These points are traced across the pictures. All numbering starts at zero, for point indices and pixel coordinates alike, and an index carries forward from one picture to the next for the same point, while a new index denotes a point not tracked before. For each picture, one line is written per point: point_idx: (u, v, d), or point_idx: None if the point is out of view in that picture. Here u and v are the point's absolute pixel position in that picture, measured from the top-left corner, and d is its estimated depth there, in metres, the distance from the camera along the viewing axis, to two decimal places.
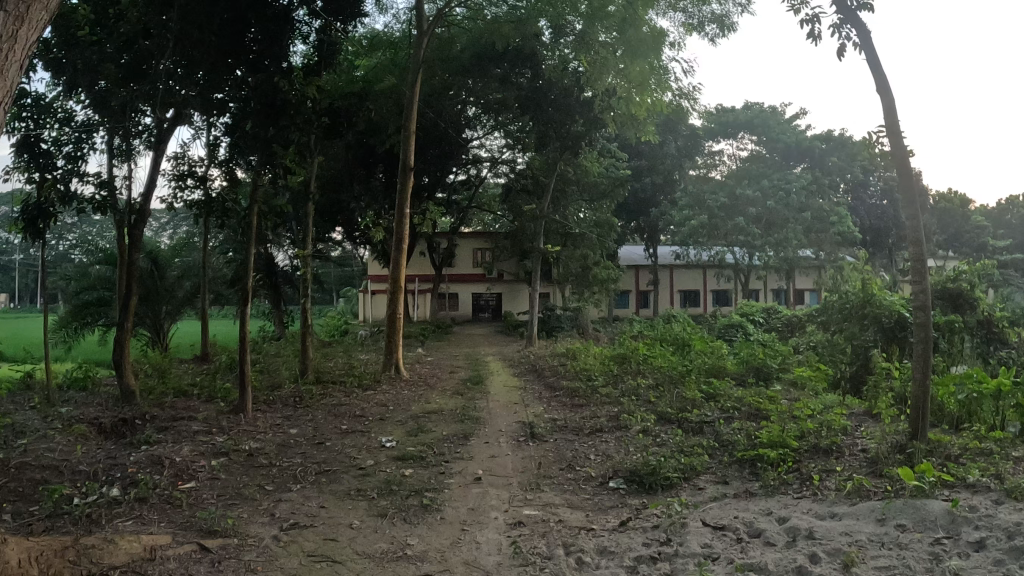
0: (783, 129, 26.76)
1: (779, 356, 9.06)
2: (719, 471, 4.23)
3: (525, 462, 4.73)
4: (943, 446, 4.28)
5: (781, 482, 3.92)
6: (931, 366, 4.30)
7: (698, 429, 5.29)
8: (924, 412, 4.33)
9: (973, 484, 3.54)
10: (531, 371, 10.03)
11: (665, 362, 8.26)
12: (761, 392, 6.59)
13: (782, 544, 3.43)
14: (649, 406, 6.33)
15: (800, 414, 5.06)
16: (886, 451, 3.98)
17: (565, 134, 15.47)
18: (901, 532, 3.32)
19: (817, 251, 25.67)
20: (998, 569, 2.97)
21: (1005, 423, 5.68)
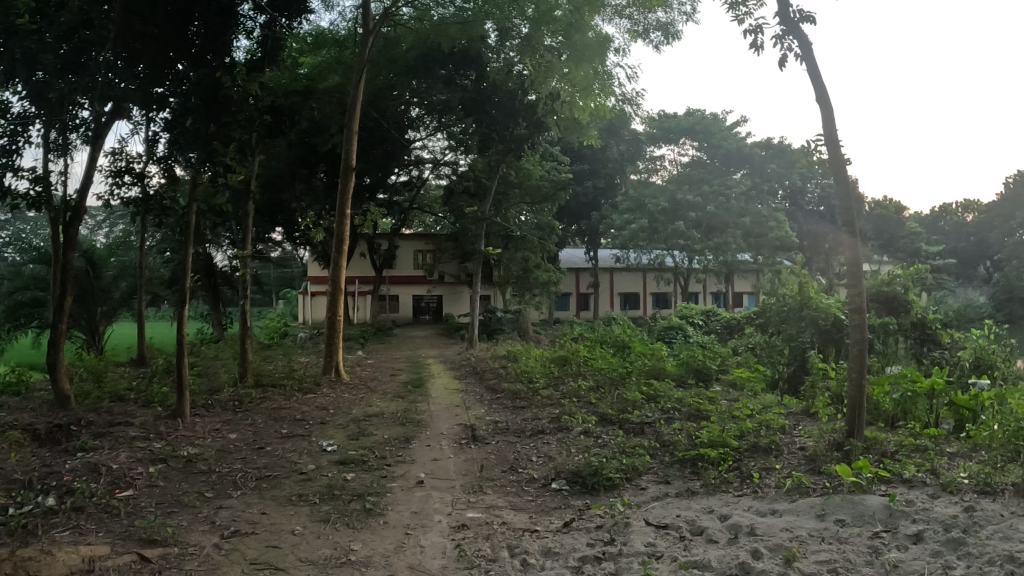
0: (723, 135, 27.18)
1: (718, 357, 9.25)
2: (660, 471, 4.30)
3: (466, 465, 4.72)
4: (879, 443, 4.45)
5: (721, 481, 3.95)
6: (866, 362, 4.46)
7: (639, 429, 5.40)
8: (860, 408, 4.45)
9: (909, 479, 3.66)
10: (473, 372, 10.03)
11: (606, 363, 8.41)
12: (702, 394, 6.76)
13: (724, 541, 3.51)
14: (590, 406, 6.43)
15: (739, 414, 5.21)
16: (825, 448, 4.08)
17: (509, 136, 15.20)
18: (839, 526, 3.43)
19: (756, 255, 26.50)
20: (936, 561, 3.12)
21: (939, 421, 6.10)
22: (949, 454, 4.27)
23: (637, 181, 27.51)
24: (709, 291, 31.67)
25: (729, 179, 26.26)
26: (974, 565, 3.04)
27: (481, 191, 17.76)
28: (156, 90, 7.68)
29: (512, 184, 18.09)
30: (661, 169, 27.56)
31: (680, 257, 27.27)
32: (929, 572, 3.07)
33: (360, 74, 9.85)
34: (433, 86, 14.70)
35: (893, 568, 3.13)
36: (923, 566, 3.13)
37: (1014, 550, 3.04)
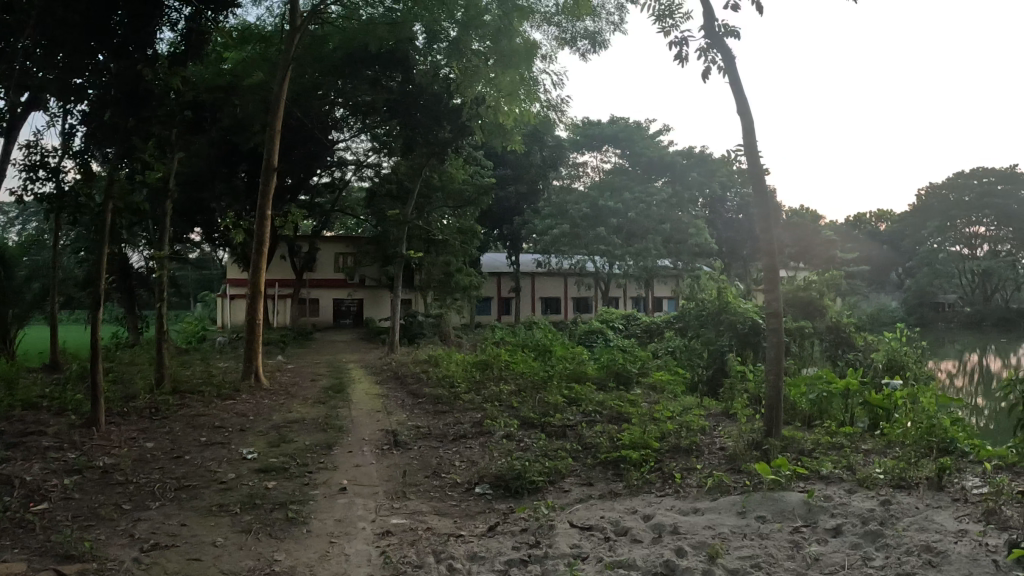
0: (647, 144, 29.12)
1: (636, 361, 9.45)
2: (583, 473, 4.43)
3: (389, 471, 4.74)
4: (795, 442, 4.67)
5: (643, 482, 4.07)
6: (784, 365, 4.75)
7: (561, 433, 5.56)
8: (778, 412, 4.68)
9: (826, 475, 3.82)
10: (394, 377, 9.93)
11: (529, 367, 8.51)
12: (621, 396, 6.91)
13: (648, 540, 3.60)
14: (512, 411, 6.51)
15: (659, 416, 5.40)
16: (744, 449, 4.23)
17: (432, 140, 15.17)
18: (762, 522, 3.57)
19: (677, 261, 28.39)
20: (855, 553, 3.30)
21: (854, 419, 6.62)
22: (862, 451, 4.51)
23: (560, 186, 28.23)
24: (629, 295, 32.28)
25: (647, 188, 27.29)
26: (892, 555, 3.22)
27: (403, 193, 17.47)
28: (74, 80, 7.31)
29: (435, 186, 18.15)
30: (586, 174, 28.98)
31: (600, 261, 28.43)
32: (850, 564, 3.25)
33: (285, 70, 9.70)
34: (360, 87, 14.76)
35: (815, 562, 3.29)
36: (844, 558, 3.30)
37: (931, 540, 3.23)
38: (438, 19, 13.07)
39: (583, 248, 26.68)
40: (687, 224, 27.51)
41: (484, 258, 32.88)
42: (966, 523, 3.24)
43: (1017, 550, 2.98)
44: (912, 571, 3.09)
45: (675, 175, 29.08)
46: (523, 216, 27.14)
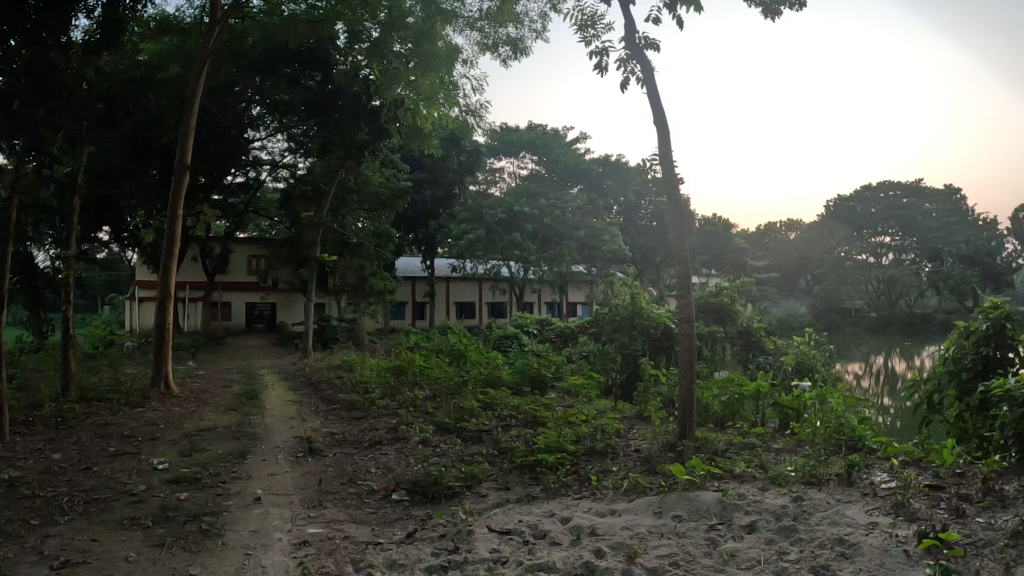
0: (562, 151, 30.26)
1: (550, 365, 9.31)
2: (500, 478, 4.61)
3: (305, 479, 4.91)
4: (708, 442, 4.95)
5: (560, 486, 4.23)
6: (696, 373, 5.10)
7: (475, 437, 5.77)
8: (690, 415, 5.03)
9: (739, 474, 4.05)
10: (307, 383, 10.00)
11: (443, 372, 8.57)
12: (536, 400, 7.10)
13: (568, 543, 3.65)
14: (427, 416, 6.63)
15: (574, 421, 5.63)
16: (657, 451, 4.52)
17: (349, 141, 14.61)
18: (678, 522, 3.67)
19: (590, 267, 27.65)
20: (771, 548, 3.44)
21: (764, 420, 7.11)
22: (771, 452, 4.78)
23: (474, 189, 28.25)
24: (544, 301, 32.06)
25: (564, 194, 27.17)
26: (806, 549, 3.39)
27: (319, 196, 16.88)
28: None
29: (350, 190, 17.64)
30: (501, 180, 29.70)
31: (513, 267, 28.13)
32: (766, 558, 3.40)
33: (201, 67, 9.57)
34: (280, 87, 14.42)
35: (730, 557, 3.44)
36: (759, 552, 3.45)
37: (842, 533, 3.41)
38: (361, 20, 12.86)
39: (497, 252, 26.32)
40: (601, 230, 27.09)
41: (398, 262, 32.60)
42: (876, 516, 3.44)
43: (926, 540, 3.18)
44: (829, 563, 3.27)
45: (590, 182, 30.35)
46: (439, 220, 27.21)
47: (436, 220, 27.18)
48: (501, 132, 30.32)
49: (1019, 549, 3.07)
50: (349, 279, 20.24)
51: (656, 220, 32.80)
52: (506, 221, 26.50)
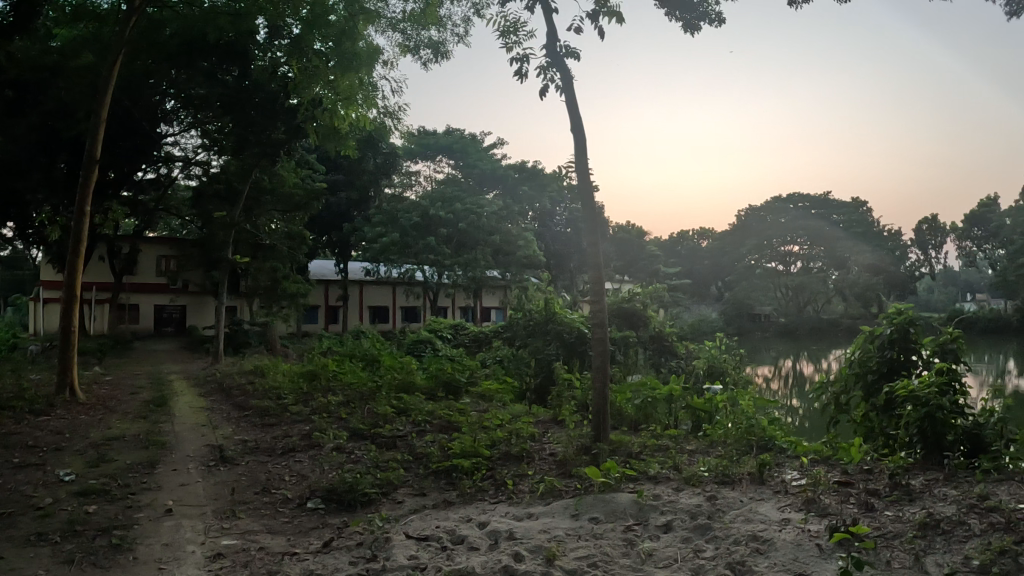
0: (477, 158, 32.63)
1: (464, 371, 9.69)
2: (415, 484, 4.85)
3: (218, 489, 5.08)
4: (623, 445, 5.23)
5: (478, 490, 4.34)
6: (612, 376, 5.18)
7: (390, 444, 5.91)
8: (606, 416, 5.14)
9: (655, 475, 4.16)
10: (218, 390, 10.26)
11: (357, 379, 8.93)
12: (449, 406, 7.42)
13: (486, 547, 3.66)
14: (342, 423, 6.84)
15: (489, 426, 5.98)
16: (573, 454, 4.84)
17: (265, 140, 14.79)
18: (594, 523, 3.76)
19: (504, 272, 29.23)
20: (687, 546, 3.56)
21: (675, 421, 7.49)
22: (684, 451, 5.15)
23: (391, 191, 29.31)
24: (458, 305, 32.94)
25: (480, 201, 28.68)
26: (723, 545, 3.52)
27: (234, 195, 16.87)
28: None
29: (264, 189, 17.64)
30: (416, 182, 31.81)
31: (429, 271, 28.93)
32: (683, 557, 3.50)
33: (117, 55, 9.79)
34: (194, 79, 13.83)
35: (647, 556, 3.53)
36: (675, 551, 3.55)
37: (755, 531, 3.55)
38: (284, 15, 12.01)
39: (412, 256, 27.52)
40: (514, 236, 28.86)
41: (311, 264, 32.57)
42: (789, 512, 3.60)
43: (839, 533, 3.35)
44: (745, 559, 3.41)
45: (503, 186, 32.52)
46: (353, 223, 27.26)
47: (350, 224, 27.12)
48: (419, 134, 32.54)
49: (925, 540, 3.27)
50: (261, 284, 18.92)
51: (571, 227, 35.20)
52: (421, 225, 27.64)
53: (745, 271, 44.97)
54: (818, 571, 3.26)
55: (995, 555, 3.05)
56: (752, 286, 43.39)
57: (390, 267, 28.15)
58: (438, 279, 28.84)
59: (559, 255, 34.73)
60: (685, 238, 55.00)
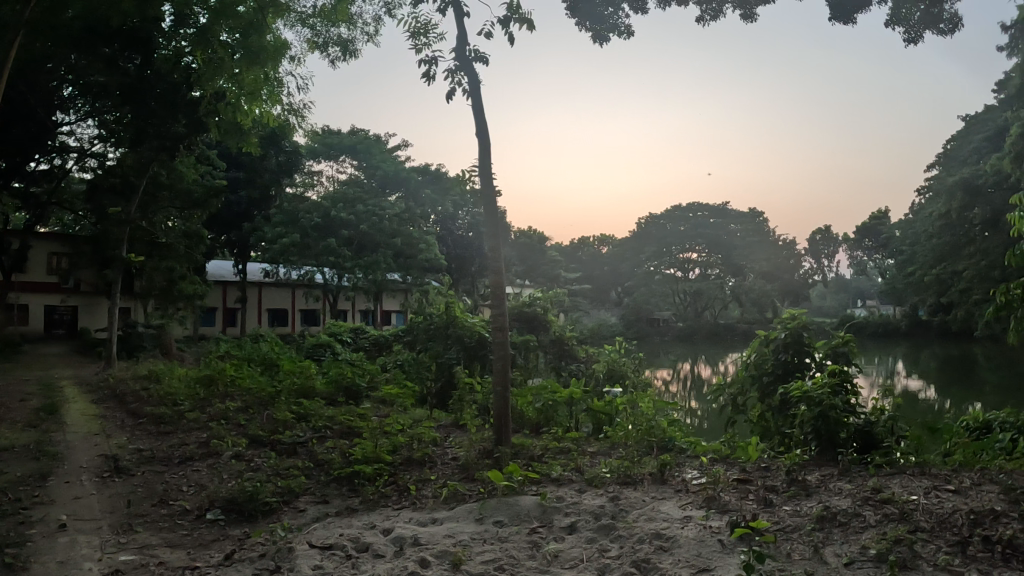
0: (382, 159, 31.81)
1: (364, 375, 9.98)
2: (316, 491, 5.12)
3: (113, 501, 5.18)
4: (525, 448, 5.64)
5: (380, 495, 4.87)
6: (510, 380, 5.60)
7: (291, 451, 6.17)
8: (507, 417, 5.53)
9: (558, 478, 4.39)
10: (110, 397, 10.09)
11: (255, 384, 8.99)
12: (349, 411, 7.60)
13: (390, 554, 3.62)
14: (241, 429, 7.02)
15: (391, 430, 6.27)
16: (474, 458, 5.22)
17: (164, 134, 14.34)
18: (498, 528, 3.80)
19: (404, 274, 29.10)
20: (592, 545, 3.64)
21: (576, 425, 8.01)
22: (585, 453, 5.57)
23: (291, 193, 28.70)
24: (358, 309, 34.12)
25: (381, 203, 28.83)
26: (626, 544, 3.62)
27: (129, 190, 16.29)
28: None
29: (162, 186, 17.04)
30: (320, 183, 30.84)
31: (328, 273, 29.11)
32: (588, 557, 3.58)
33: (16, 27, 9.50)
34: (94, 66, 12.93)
35: (555, 556, 3.60)
36: (582, 550, 3.64)
37: (659, 528, 3.67)
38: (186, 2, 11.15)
39: (313, 256, 27.47)
40: (416, 239, 28.96)
41: (211, 265, 32.99)
42: (690, 510, 3.76)
43: (740, 529, 3.51)
44: (649, 557, 3.51)
45: (406, 190, 32.00)
46: (253, 221, 27.48)
47: (250, 222, 27.60)
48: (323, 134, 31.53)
49: (823, 533, 3.48)
50: (157, 283, 18.10)
51: (472, 231, 35.48)
52: (322, 226, 27.80)
53: (647, 275, 51.76)
54: (721, 564, 3.41)
55: (888, 544, 3.28)
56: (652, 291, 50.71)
57: (291, 269, 28.52)
58: (337, 282, 28.93)
59: (460, 260, 35.39)
60: (589, 244, 62.76)
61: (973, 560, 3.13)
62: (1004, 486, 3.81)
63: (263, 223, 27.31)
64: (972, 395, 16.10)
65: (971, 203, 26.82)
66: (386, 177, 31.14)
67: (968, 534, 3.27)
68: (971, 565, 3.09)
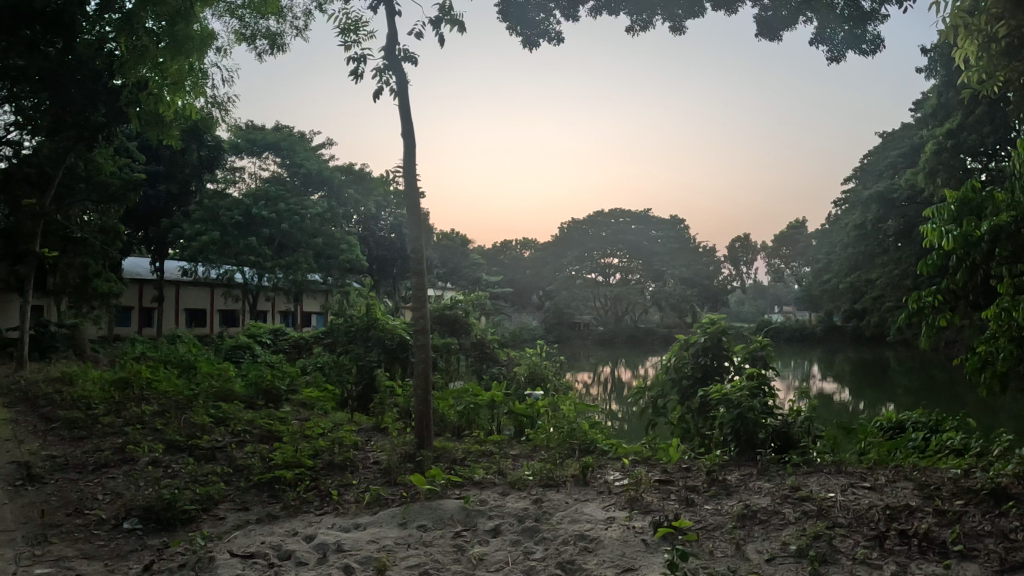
0: (304, 157, 31.45)
1: (281, 377, 10.51)
2: (238, 498, 5.47)
3: (26, 511, 5.32)
4: (448, 452, 6.18)
5: (302, 500, 5.28)
6: (431, 386, 6.03)
7: (212, 456, 6.53)
8: (428, 423, 6.02)
9: (481, 481, 4.98)
10: (21, 396, 9.76)
11: (171, 388, 9.18)
12: (269, 415, 8.04)
13: (314, 561, 3.69)
14: (159, 432, 7.23)
15: (310, 435, 6.76)
16: (395, 463, 5.71)
17: (83, 123, 12.96)
18: (422, 531, 3.86)
19: (326, 275, 29.04)
20: (516, 548, 3.72)
21: (498, 427, 8.65)
22: (505, 456, 6.19)
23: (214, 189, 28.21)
24: (277, 309, 33.40)
25: (303, 201, 28.47)
26: (551, 547, 3.70)
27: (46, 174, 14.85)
28: None
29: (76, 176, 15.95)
30: (240, 180, 29.82)
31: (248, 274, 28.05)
32: (513, 560, 3.64)
33: None
34: None
35: (479, 562, 3.63)
36: (505, 548, 3.75)
37: (581, 530, 3.75)
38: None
39: (231, 257, 26.65)
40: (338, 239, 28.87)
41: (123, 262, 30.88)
42: (613, 512, 3.97)
43: (663, 529, 3.62)
44: (574, 558, 3.61)
45: (329, 189, 31.66)
46: (172, 219, 25.01)
47: (168, 219, 25.06)
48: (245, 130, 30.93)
49: (743, 532, 3.64)
50: (70, 281, 16.54)
51: (395, 232, 34.62)
52: (243, 224, 27.20)
53: (570, 280, 56.17)
54: (646, 564, 3.51)
55: (808, 539, 3.49)
56: (577, 296, 55.72)
57: (209, 267, 27.57)
58: (258, 282, 28.00)
59: (380, 260, 34.98)
60: (510, 248, 65.13)
61: (888, 552, 3.41)
62: (917, 482, 4.53)
63: (180, 219, 25.26)
64: (882, 394, 17.70)
65: (884, 217, 28.70)
66: (311, 176, 30.82)
67: (885, 529, 3.55)
68: (889, 557, 3.36)
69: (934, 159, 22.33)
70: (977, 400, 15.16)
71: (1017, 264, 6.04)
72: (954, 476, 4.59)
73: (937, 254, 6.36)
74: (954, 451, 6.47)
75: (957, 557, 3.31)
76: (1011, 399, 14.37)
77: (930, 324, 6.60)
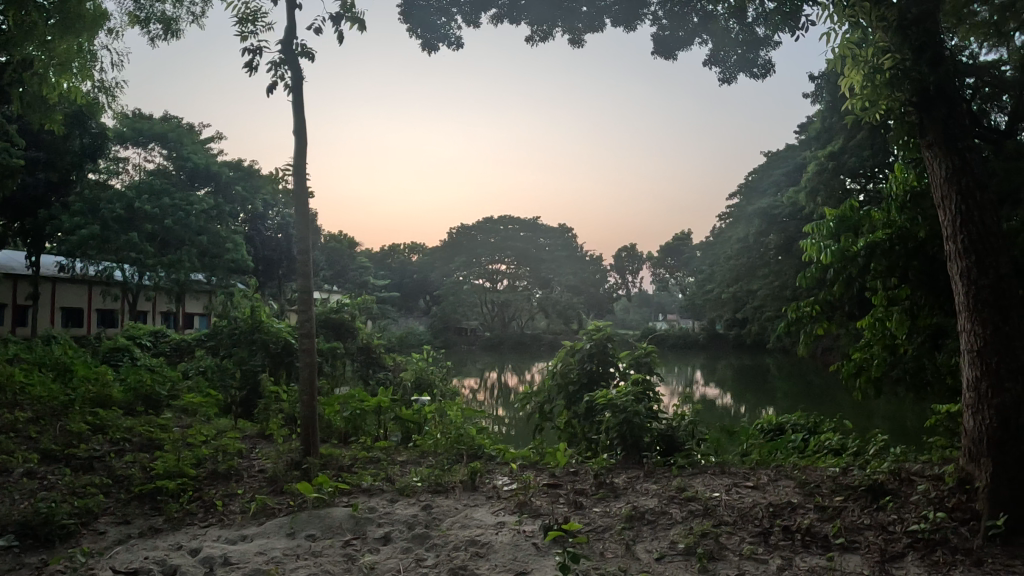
0: (192, 149, 30.58)
1: (159, 382, 10.45)
2: (118, 511, 5.69)
3: None
4: (334, 458, 6.58)
5: (186, 512, 5.60)
6: (316, 390, 6.41)
7: (91, 466, 6.63)
8: (314, 430, 6.44)
9: (370, 487, 5.69)
10: None
11: (45, 391, 8.83)
12: (147, 421, 8.10)
13: (205, 571, 4.14)
14: (33, 441, 7.16)
15: (194, 441, 7.05)
16: (280, 471, 6.13)
17: None
18: (310, 543, 4.40)
19: (210, 275, 28.24)
20: (408, 556, 4.16)
21: (385, 431, 8.87)
22: (395, 461, 6.78)
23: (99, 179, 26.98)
24: (157, 309, 31.72)
25: (189, 196, 27.59)
26: (441, 553, 4.15)
27: None
28: None
29: None
30: (123, 171, 28.15)
31: (129, 270, 26.73)
32: (405, 567, 4.04)
33: None
34: None
35: (370, 568, 4.04)
36: (396, 558, 4.16)
37: (471, 536, 4.25)
38: None
39: (111, 252, 25.14)
40: (223, 238, 28.17)
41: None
42: (504, 517, 4.62)
43: (555, 531, 4.15)
44: (466, 564, 3.98)
45: (219, 186, 30.80)
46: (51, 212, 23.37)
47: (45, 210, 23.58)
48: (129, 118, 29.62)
49: (631, 531, 4.44)
50: None
51: (280, 232, 35.20)
52: (124, 217, 25.60)
53: (456, 285, 55.99)
54: (540, 563, 3.95)
55: (695, 539, 4.23)
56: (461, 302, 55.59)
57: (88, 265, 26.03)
58: (137, 280, 26.88)
59: (266, 260, 35.40)
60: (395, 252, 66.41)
61: (775, 547, 4.29)
62: (797, 481, 5.81)
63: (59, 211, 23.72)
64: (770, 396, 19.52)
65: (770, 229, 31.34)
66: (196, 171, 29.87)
67: (772, 525, 4.56)
68: (774, 553, 4.18)
69: (818, 177, 24.02)
70: (845, 402, 16.81)
71: (887, 277, 8.18)
72: (831, 474, 5.87)
73: (817, 267, 8.59)
74: (831, 450, 7.35)
75: (837, 550, 4.31)
76: (875, 400, 15.99)
77: (811, 330, 8.87)
